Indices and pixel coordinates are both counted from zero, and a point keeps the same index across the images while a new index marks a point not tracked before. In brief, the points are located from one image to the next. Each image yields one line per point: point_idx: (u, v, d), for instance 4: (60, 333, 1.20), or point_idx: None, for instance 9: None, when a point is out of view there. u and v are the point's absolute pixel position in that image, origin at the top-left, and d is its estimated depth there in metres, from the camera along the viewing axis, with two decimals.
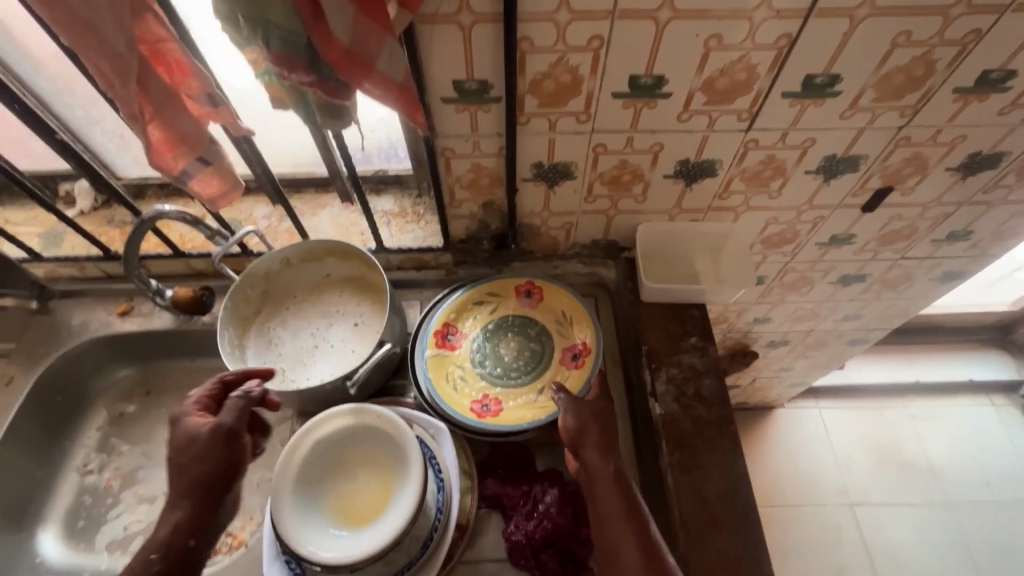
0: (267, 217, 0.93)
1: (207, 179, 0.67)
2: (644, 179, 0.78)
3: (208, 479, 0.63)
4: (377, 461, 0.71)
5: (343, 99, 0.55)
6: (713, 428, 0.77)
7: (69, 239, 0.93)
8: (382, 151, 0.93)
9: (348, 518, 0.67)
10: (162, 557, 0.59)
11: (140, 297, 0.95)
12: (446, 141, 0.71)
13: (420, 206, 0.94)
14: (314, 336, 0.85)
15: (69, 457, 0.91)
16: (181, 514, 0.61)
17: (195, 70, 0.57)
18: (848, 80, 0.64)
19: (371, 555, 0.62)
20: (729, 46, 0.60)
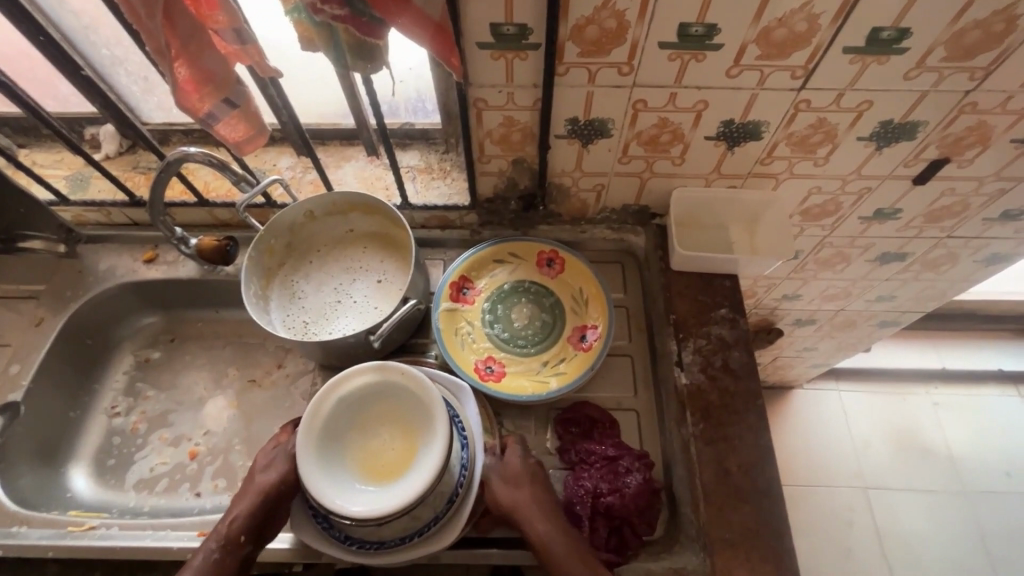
0: (291, 168, 0.92)
1: (234, 123, 0.66)
2: (684, 140, 0.74)
3: (271, 487, 0.69)
4: (401, 417, 0.68)
5: (377, 38, 0.52)
6: (739, 401, 0.76)
7: (96, 183, 0.92)
8: (410, 103, 0.90)
9: (373, 473, 0.65)
10: (220, 548, 0.66)
11: (166, 245, 0.95)
12: (479, 91, 0.67)
13: (447, 163, 0.91)
14: (336, 291, 0.84)
15: (97, 399, 0.93)
16: (242, 517, 0.67)
17: (223, 3, 0.54)
18: (918, 35, 0.59)
19: (398, 511, 0.61)
20: None
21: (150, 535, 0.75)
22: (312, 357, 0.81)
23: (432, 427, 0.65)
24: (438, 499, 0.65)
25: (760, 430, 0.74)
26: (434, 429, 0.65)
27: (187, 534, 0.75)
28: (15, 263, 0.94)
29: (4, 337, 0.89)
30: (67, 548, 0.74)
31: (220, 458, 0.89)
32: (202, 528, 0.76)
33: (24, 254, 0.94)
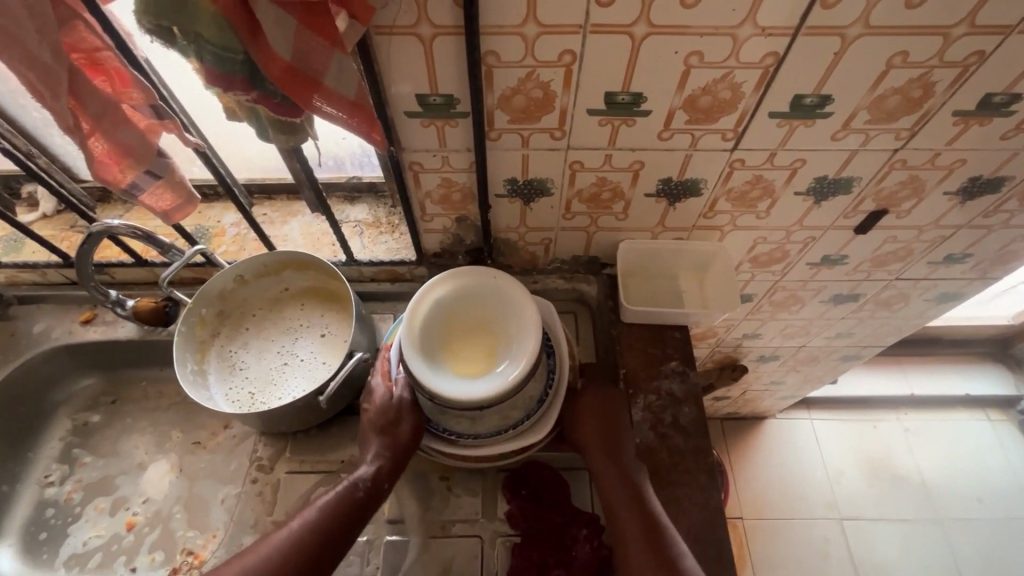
0: (235, 225, 0.90)
1: (159, 192, 0.64)
2: (625, 197, 0.74)
3: (405, 439, 0.70)
4: (491, 324, 0.71)
5: (293, 117, 0.51)
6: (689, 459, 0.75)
7: (30, 244, 0.90)
8: (355, 158, 0.88)
9: (467, 368, 0.68)
10: (365, 489, 0.68)
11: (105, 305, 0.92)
12: (413, 156, 0.67)
13: (395, 216, 0.90)
14: (276, 354, 0.82)
15: (31, 468, 0.89)
16: (391, 461, 0.69)
17: (136, 81, 0.53)
18: (840, 101, 0.60)
19: (499, 396, 0.64)
20: (712, 64, 0.56)
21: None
22: (260, 427, 0.78)
23: (521, 323, 0.68)
24: (528, 395, 0.70)
25: (710, 488, 0.73)
26: (523, 327, 0.68)
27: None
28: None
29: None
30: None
31: (158, 527, 0.85)
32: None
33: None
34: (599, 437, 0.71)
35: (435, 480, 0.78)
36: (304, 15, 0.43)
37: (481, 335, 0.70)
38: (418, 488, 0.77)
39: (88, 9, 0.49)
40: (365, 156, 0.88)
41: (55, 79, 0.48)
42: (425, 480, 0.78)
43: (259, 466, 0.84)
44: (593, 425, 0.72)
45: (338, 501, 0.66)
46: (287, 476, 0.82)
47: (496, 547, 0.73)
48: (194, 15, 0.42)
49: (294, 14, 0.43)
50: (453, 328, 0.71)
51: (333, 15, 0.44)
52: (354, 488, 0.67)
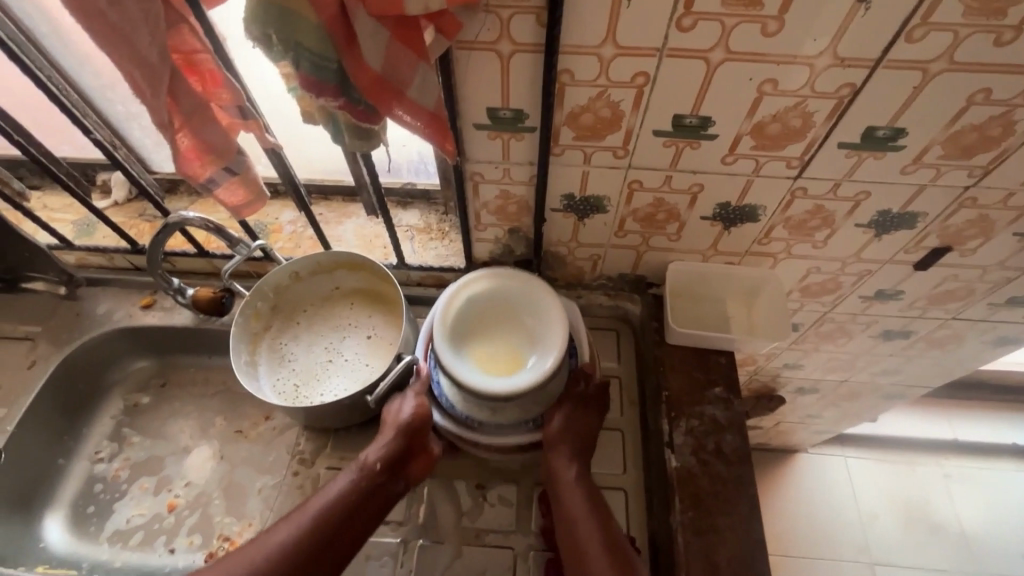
0: (292, 223, 0.93)
1: (233, 188, 0.66)
2: (680, 219, 0.74)
3: (405, 427, 0.70)
4: (518, 321, 0.73)
5: (372, 123, 0.53)
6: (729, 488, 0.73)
7: (101, 230, 0.95)
8: (412, 165, 0.90)
9: (493, 362, 0.70)
10: (359, 472, 0.69)
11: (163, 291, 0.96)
12: (475, 166, 0.68)
13: (445, 224, 0.92)
14: (324, 350, 0.84)
15: (82, 443, 0.93)
16: (384, 445, 0.70)
17: (228, 83, 0.56)
18: (914, 135, 0.59)
19: (527, 390, 0.65)
20: (786, 92, 0.56)
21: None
22: (301, 419, 0.79)
23: (547, 322, 0.70)
24: (550, 393, 0.71)
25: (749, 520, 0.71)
26: (549, 324, 0.70)
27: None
28: (15, 302, 0.95)
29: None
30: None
31: (198, 511, 0.87)
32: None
33: (24, 295, 0.96)
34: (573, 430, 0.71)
35: (472, 488, 0.78)
36: (398, 28, 0.46)
37: (509, 336, 0.72)
38: (453, 494, 0.78)
39: (192, 14, 0.52)
40: (421, 163, 0.90)
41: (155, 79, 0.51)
42: (461, 486, 0.78)
43: (298, 462, 0.86)
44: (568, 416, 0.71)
45: (342, 493, 0.67)
46: (325, 472, 0.84)
47: (528, 560, 0.73)
48: (296, 23, 0.45)
49: (389, 26, 0.45)
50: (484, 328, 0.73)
51: (421, 29, 0.47)
52: (360, 480, 0.68)
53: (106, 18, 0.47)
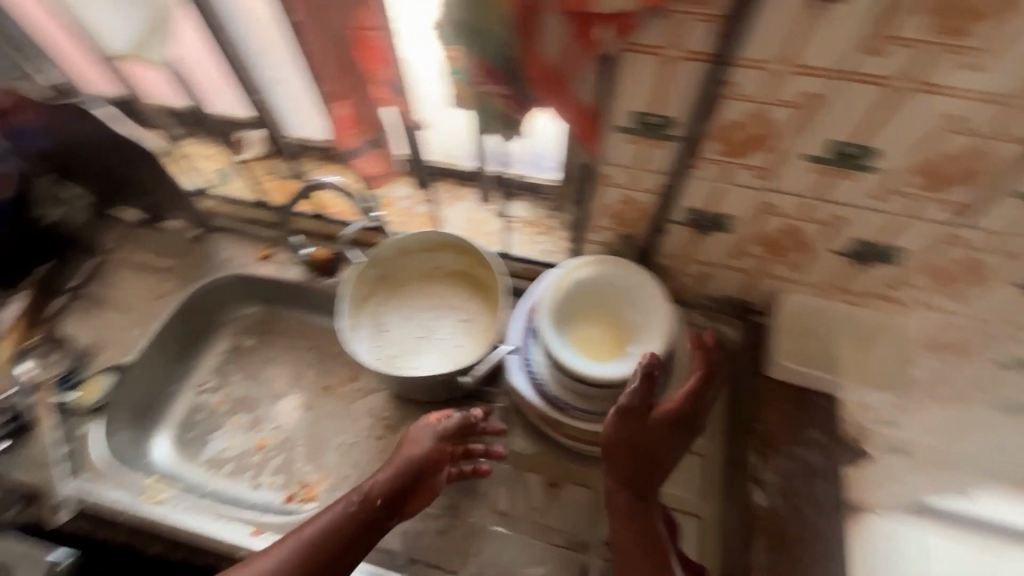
0: (405, 198, 0.97)
1: (375, 160, 0.71)
2: (809, 249, 0.71)
3: (416, 462, 0.69)
4: (617, 314, 0.75)
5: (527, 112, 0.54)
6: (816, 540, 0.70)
7: (236, 182, 1.03)
8: (531, 159, 0.88)
9: (592, 349, 0.73)
10: (358, 503, 0.64)
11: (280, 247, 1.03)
12: (606, 168, 0.68)
13: (552, 220, 0.92)
14: (421, 325, 0.87)
15: (190, 374, 1.01)
16: (386, 481, 0.67)
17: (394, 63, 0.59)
18: None
19: (623, 380, 0.68)
20: (972, 131, 0.52)
21: (209, 518, 0.81)
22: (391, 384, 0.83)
23: (647, 320, 0.73)
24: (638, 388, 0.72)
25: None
26: (652, 322, 0.72)
27: (237, 531, 0.79)
28: (147, 236, 1.05)
29: (124, 302, 0.99)
30: (142, 518, 0.81)
31: (283, 455, 0.93)
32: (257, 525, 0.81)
33: (153, 230, 1.05)
34: (625, 446, 0.66)
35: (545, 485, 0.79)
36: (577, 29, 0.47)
37: (616, 325, 0.75)
38: (526, 488, 0.79)
39: None
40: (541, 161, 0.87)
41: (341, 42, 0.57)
42: (535, 480, 0.79)
43: (381, 429, 0.91)
44: (624, 427, 0.66)
45: (348, 511, 0.64)
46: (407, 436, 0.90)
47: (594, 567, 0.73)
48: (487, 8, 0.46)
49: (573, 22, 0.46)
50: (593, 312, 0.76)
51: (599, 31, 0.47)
52: (355, 512, 0.64)
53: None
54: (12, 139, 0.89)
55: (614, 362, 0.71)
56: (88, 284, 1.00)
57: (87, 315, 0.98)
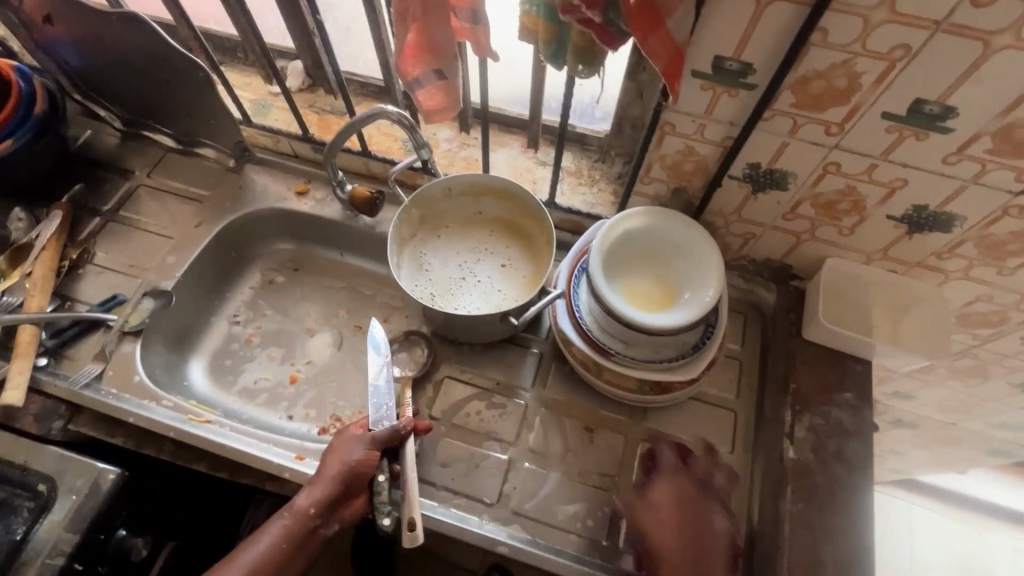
0: (447, 140, 0.94)
1: (433, 92, 0.67)
2: (708, 174, 0.73)
3: (344, 474, 0.69)
4: (479, 221, 0.89)
5: (438, 41, 0.61)
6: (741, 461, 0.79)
7: (276, 111, 0.98)
8: (579, 108, 0.89)
9: (459, 258, 0.87)
10: (292, 517, 0.67)
11: (318, 182, 0.99)
12: (671, 114, 0.66)
13: (597, 171, 0.91)
14: (377, 222, 0.95)
15: (224, 303, 0.98)
16: (280, 529, 0.67)
17: (423, 42, 0.61)
18: (965, 116, 0.55)
19: (468, 289, 0.84)
20: (835, 46, 0.53)
21: (256, 443, 0.77)
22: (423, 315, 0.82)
23: (487, 234, 0.88)
24: (514, 296, 0.84)
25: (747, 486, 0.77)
26: (479, 233, 0.89)
27: (248, 457, 0.75)
28: (131, 146, 1.04)
29: (151, 223, 0.95)
30: (183, 433, 0.76)
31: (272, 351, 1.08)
32: (300, 452, 0.77)
33: (137, 143, 1.04)
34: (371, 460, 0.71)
35: (495, 394, 0.82)
36: None
37: (524, 240, 0.88)
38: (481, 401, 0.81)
39: None
40: (588, 105, 0.88)
41: None
42: (572, 424, 0.80)
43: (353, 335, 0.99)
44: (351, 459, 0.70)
45: (311, 530, 0.68)
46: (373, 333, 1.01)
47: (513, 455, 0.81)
48: None
49: None
50: (505, 229, 0.89)
51: None
52: (293, 524, 0.67)
53: None
54: (53, 58, 0.93)
55: (523, 271, 0.86)
56: (120, 207, 0.97)
57: (115, 234, 0.94)
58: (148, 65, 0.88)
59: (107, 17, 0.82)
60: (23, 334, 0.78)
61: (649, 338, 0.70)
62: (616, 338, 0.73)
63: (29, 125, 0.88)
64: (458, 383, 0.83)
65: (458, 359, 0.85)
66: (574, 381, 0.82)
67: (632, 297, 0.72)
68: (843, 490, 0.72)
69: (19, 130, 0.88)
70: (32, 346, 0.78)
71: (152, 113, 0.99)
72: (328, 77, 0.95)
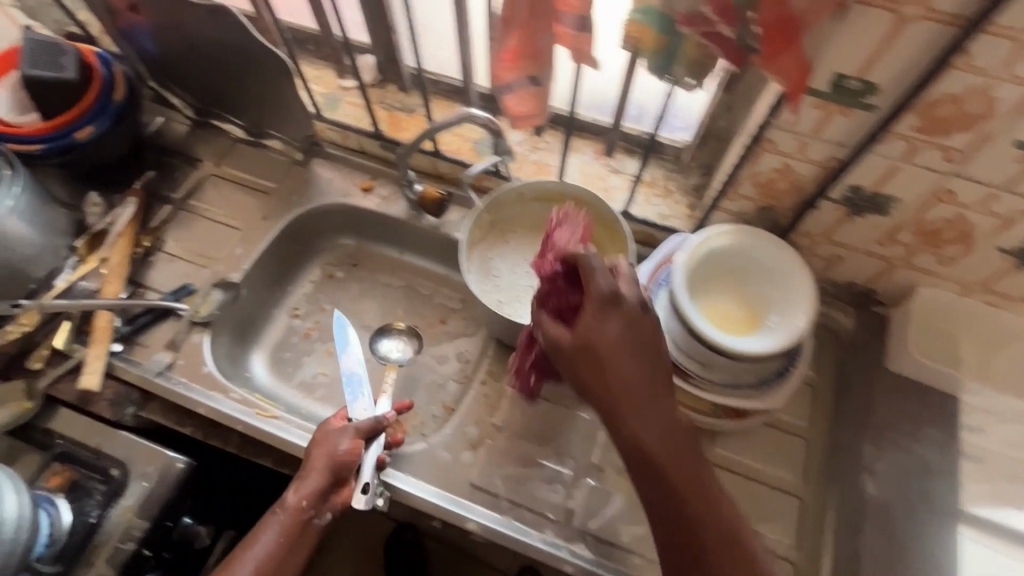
0: (518, 142, 0.92)
1: (523, 98, 0.65)
2: (802, 194, 0.69)
3: (329, 469, 0.70)
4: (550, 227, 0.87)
5: (538, 49, 0.59)
6: (812, 491, 0.75)
7: (345, 105, 0.98)
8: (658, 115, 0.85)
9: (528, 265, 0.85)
10: (286, 512, 0.69)
11: (383, 179, 0.98)
12: (774, 131, 0.63)
13: (672, 181, 0.88)
14: (442, 223, 0.94)
15: (285, 296, 0.99)
16: (276, 525, 0.69)
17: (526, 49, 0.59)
18: None
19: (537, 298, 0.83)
20: (975, 69, 0.50)
21: None
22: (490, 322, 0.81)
23: None
24: None
25: (820, 518, 0.74)
26: None
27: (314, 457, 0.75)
28: (200, 136, 1.05)
29: (220, 213, 0.96)
30: (251, 428, 0.76)
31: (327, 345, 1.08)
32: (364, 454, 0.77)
33: (205, 132, 1.05)
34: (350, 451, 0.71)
35: (560, 407, 0.80)
36: None
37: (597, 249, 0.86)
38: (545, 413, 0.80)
39: None
40: (668, 114, 0.84)
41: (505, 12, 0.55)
42: None
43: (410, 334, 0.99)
44: (329, 452, 0.71)
45: (306, 521, 0.70)
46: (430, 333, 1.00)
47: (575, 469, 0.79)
48: None
49: None
50: None
51: None
52: (286, 519, 0.69)
53: None
54: (131, 44, 0.95)
55: None
56: (189, 196, 0.98)
57: (184, 223, 0.95)
58: (225, 54, 0.88)
59: (190, 7, 0.82)
60: (102, 320, 0.81)
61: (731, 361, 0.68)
62: (694, 359, 0.70)
63: (108, 112, 0.89)
64: (523, 395, 0.80)
65: None
66: None
67: (715, 317, 0.69)
68: (926, 532, 0.69)
69: (99, 117, 0.88)
70: (107, 333, 0.80)
71: (222, 101, 0.99)
72: (400, 74, 0.94)
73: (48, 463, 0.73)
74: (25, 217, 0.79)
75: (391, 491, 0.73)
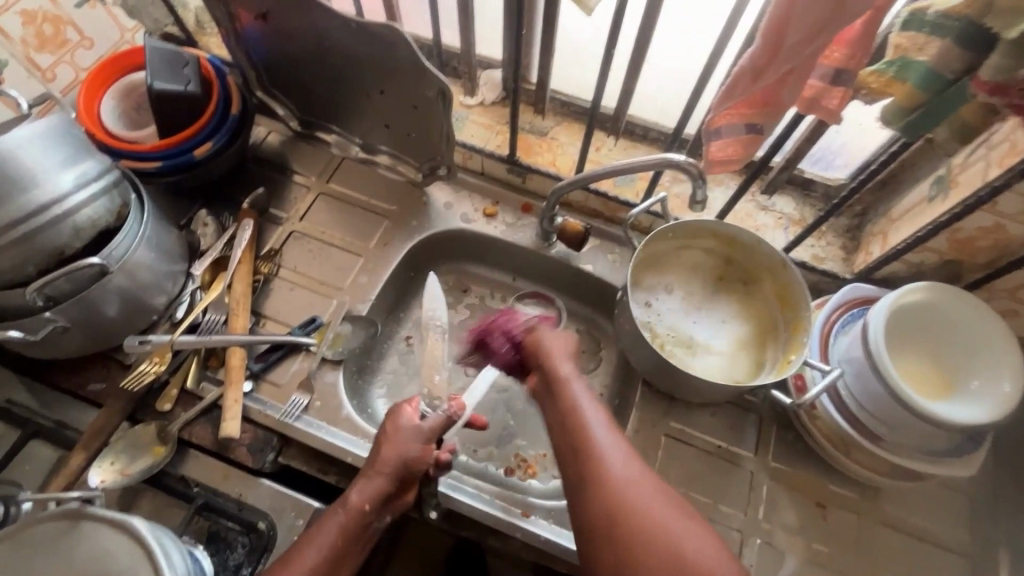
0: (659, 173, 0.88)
1: (730, 144, 0.60)
2: (1003, 252, 0.66)
3: (400, 468, 0.66)
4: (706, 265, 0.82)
5: (777, 101, 0.54)
6: (979, 553, 0.72)
7: (471, 126, 0.92)
8: (816, 154, 0.81)
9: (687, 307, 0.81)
10: (347, 514, 0.63)
11: (506, 205, 0.93)
12: (1003, 193, 0.59)
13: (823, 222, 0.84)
14: (573, 255, 0.89)
15: (400, 323, 0.92)
16: (337, 524, 0.62)
17: (771, 100, 0.54)
18: None
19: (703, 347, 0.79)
20: None
21: (478, 495, 0.73)
22: (646, 369, 0.76)
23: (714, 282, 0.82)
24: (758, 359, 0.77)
25: None
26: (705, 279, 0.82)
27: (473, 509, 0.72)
28: (305, 149, 0.98)
29: (336, 236, 0.90)
30: None
31: None
32: (524, 507, 0.73)
33: (309, 144, 0.98)
34: (416, 451, 0.68)
35: (717, 458, 0.77)
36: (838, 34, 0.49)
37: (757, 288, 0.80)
38: (703, 465, 0.76)
39: None
40: (828, 154, 0.80)
41: (765, 62, 0.50)
42: (802, 499, 0.74)
43: None
44: (397, 448, 0.67)
45: (365, 527, 0.64)
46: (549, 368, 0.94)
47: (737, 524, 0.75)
48: None
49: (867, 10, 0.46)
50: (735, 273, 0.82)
51: (858, 25, 0.48)
52: (348, 522, 0.62)
53: (834, 6, 0.45)
54: (242, 50, 0.86)
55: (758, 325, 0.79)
56: (301, 216, 0.92)
57: (299, 247, 0.89)
58: (354, 70, 0.81)
59: (330, 22, 0.75)
60: (233, 358, 0.75)
61: (926, 427, 0.64)
62: (880, 420, 0.67)
63: (226, 128, 0.82)
64: (677, 444, 0.77)
65: (673, 414, 0.79)
66: (803, 452, 0.77)
67: (908, 376, 0.67)
68: None
69: (217, 133, 0.81)
70: (241, 373, 0.75)
71: (333, 114, 0.92)
72: (536, 95, 0.89)
73: (189, 514, 0.68)
74: (154, 246, 0.73)
75: (557, 550, 0.70)
